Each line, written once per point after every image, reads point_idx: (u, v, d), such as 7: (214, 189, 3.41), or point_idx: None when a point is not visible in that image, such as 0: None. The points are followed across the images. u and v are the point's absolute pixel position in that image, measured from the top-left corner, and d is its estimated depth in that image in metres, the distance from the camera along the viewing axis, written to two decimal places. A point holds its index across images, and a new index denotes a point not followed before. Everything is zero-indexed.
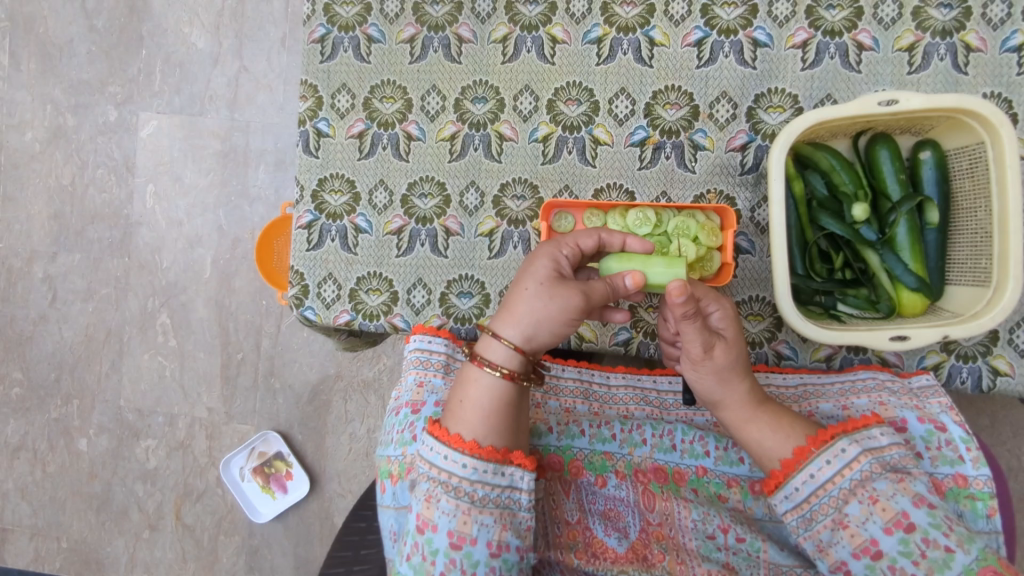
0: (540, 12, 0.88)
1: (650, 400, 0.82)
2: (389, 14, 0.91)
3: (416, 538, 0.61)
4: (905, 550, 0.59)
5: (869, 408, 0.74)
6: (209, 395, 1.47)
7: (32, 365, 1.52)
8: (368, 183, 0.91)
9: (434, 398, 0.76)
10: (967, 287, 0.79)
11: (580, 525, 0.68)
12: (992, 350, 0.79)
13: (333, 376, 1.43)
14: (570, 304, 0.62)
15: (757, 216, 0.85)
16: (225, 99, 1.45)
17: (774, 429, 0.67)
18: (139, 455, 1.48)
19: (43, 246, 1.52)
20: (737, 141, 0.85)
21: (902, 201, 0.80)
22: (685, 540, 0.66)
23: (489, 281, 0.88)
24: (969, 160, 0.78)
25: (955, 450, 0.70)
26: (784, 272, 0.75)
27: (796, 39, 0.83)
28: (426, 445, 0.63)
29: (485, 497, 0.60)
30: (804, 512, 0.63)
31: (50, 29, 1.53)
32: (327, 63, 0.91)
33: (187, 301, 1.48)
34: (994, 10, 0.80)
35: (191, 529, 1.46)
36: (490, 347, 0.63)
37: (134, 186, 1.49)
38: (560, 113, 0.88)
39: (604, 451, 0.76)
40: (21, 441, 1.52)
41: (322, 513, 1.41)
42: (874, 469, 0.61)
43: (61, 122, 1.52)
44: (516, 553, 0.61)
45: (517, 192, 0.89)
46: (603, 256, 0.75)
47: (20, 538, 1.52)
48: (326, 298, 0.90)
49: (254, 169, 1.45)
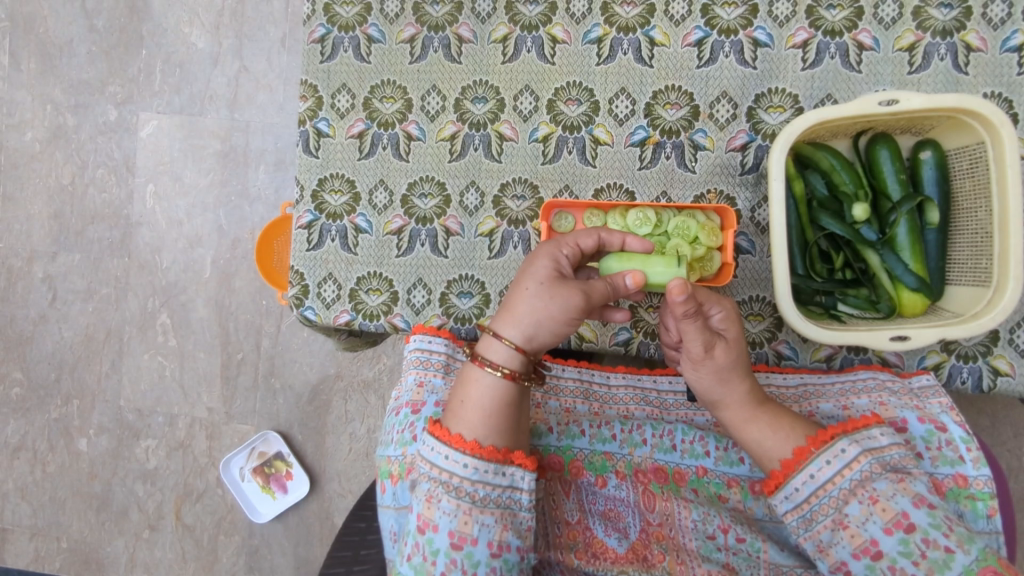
0: (540, 12, 0.88)
1: (650, 400, 0.82)
2: (390, 14, 0.91)
3: (416, 538, 0.61)
4: (905, 550, 0.59)
5: (870, 408, 0.74)
6: (209, 395, 1.47)
7: (32, 365, 1.52)
8: (368, 183, 0.91)
9: (434, 398, 0.76)
10: (967, 287, 0.79)
11: (580, 525, 0.68)
12: (992, 350, 0.79)
13: (333, 376, 1.43)
14: (570, 304, 0.62)
15: (758, 216, 0.85)
16: (225, 99, 1.45)
17: (774, 429, 0.67)
18: (139, 455, 1.48)
19: (43, 246, 1.52)
20: (737, 141, 0.85)
21: (902, 201, 0.80)
22: (685, 541, 0.66)
23: (490, 281, 0.88)
24: (969, 160, 0.78)
25: (955, 450, 0.70)
26: (784, 272, 0.75)
27: (796, 39, 0.83)
28: (427, 445, 0.63)
29: (485, 497, 0.60)
30: (804, 512, 0.63)
31: (50, 29, 1.53)
32: (327, 63, 0.91)
33: (187, 301, 1.48)
34: (994, 10, 0.79)
35: (191, 529, 1.46)
36: (491, 347, 0.63)
37: (135, 186, 1.49)
38: (560, 113, 0.88)
39: (604, 451, 0.75)
40: (21, 441, 1.52)
41: (322, 513, 1.41)
42: (874, 469, 0.61)
43: (61, 122, 1.52)
44: (517, 553, 0.61)
45: (517, 192, 0.89)
46: (603, 256, 0.76)
47: (20, 538, 1.52)
48: (326, 298, 0.90)
49: (254, 169, 1.45)
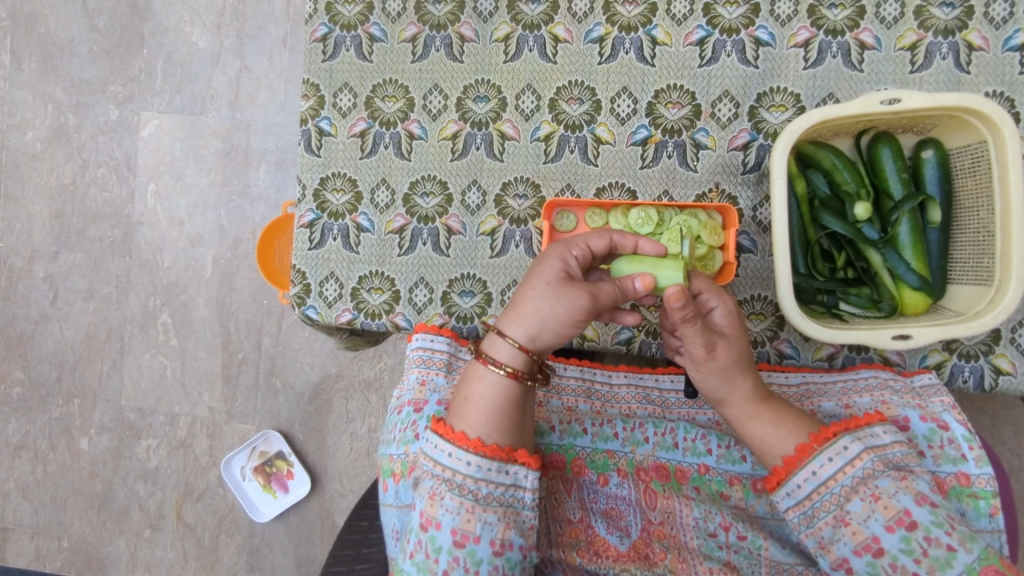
0: (541, 12, 0.88)
1: (652, 399, 0.82)
2: (391, 14, 0.91)
3: (419, 536, 0.61)
4: (907, 548, 0.59)
5: (871, 407, 0.74)
6: (209, 395, 1.47)
7: (32, 365, 1.52)
8: (369, 182, 0.91)
9: (436, 397, 0.76)
10: (969, 287, 0.79)
11: (582, 523, 0.69)
12: (993, 349, 0.79)
13: (333, 376, 1.43)
14: (576, 305, 0.62)
15: (759, 216, 0.85)
16: (225, 98, 1.45)
17: (776, 426, 0.66)
18: (139, 455, 1.48)
19: (44, 245, 1.52)
20: (738, 141, 0.85)
21: (904, 200, 0.80)
22: (686, 539, 0.67)
23: (491, 280, 0.88)
24: (971, 158, 0.78)
25: (957, 449, 0.70)
26: (785, 270, 0.75)
27: (797, 38, 0.83)
28: (430, 443, 0.63)
29: (489, 495, 0.60)
30: (806, 510, 0.63)
31: (50, 28, 1.53)
32: (329, 62, 0.91)
33: (187, 300, 1.48)
34: (996, 9, 0.79)
35: (191, 528, 1.46)
36: (496, 345, 0.63)
37: (135, 185, 1.49)
38: (561, 112, 0.88)
39: (605, 449, 0.75)
40: (22, 441, 1.52)
41: (322, 513, 1.41)
42: (876, 467, 0.61)
43: (61, 122, 1.52)
44: (519, 551, 0.61)
45: (517, 191, 0.89)
46: (615, 258, 0.74)
47: (20, 538, 1.52)
48: (327, 298, 0.90)
49: (255, 169, 1.45)
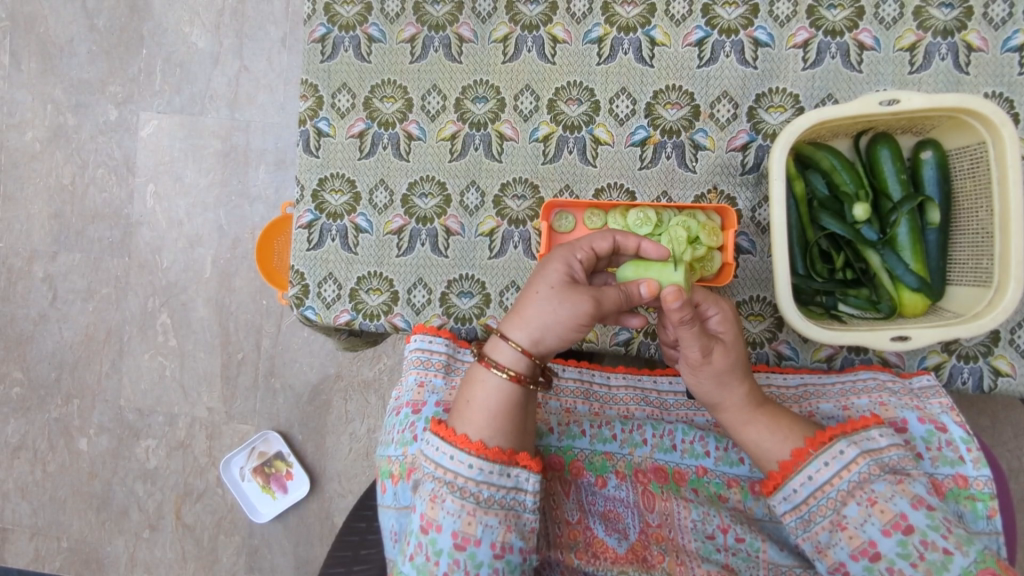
0: (540, 12, 0.88)
1: (650, 400, 0.82)
2: (390, 14, 0.91)
3: (419, 539, 0.61)
4: (904, 551, 0.59)
5: (869, 408, 0.74)
6: (209, 395, 1.47)
7: (32, 365, 1.52)
8: (368, 182, 0.91)
9: (435, 398, 0.75)
10: (968, 287, 0.79)
11: (580, 525, 0.69)
12: (992, 350, 0.79)
13: (333, 376, 1.43)
14: (579, 309, 0.61)
15: (758, 216, 0.85)
16: (225, 99, 1.45)
17: (772, 430, 0.66)
18: (139, 455, 1.48)
19: (44, 246, 1.52)
20: (738, 141, 0.85)
21: (902, 202, 0.80)
22: (685, 542, 0.66)
23: (490, 281, 0.88)
24: (970, 160, 0.78)
25: (955, 450, 0.70)
26: (784, 271, 0.74)
27: (796, 39, 0.83)
28: (431, 445, 0.63)
29: (490, 497, 0.60)
30: (803, 513, 0.63)
31: (50, 28, 1.53)
32: (327, 63, 0.91)
33: (187, 300, 1.47)
34: (995, 10, 0.79)
35: (191, 529, 1.46)
36: (498, 348, 0.63)
37: (135, 186, 1.49)
38: (560, 113, 0.88)
39: (604, 451, 0.75)
40: (21, 441, 1.52)
41: (322, 513, 1.41)
42: (872, 471, 0.61)
43: (61, 121, 1.52)
44: (520, 554, 0.61)
45: (517, 192, 0.89)
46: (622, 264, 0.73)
47: (20, 538, 1.52)
48: (326, 298, 0.90)
49: (254, 169, 1.45)
